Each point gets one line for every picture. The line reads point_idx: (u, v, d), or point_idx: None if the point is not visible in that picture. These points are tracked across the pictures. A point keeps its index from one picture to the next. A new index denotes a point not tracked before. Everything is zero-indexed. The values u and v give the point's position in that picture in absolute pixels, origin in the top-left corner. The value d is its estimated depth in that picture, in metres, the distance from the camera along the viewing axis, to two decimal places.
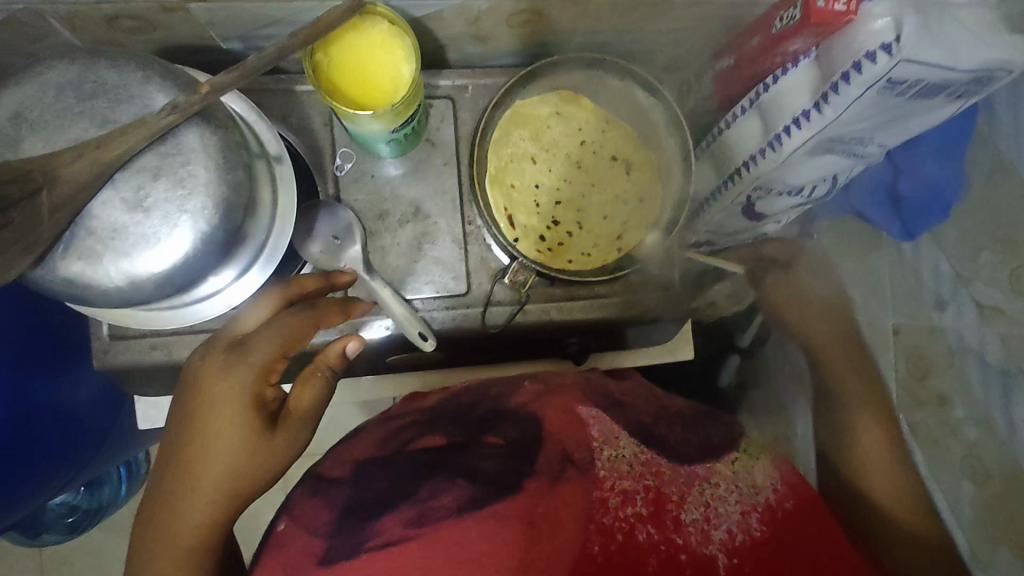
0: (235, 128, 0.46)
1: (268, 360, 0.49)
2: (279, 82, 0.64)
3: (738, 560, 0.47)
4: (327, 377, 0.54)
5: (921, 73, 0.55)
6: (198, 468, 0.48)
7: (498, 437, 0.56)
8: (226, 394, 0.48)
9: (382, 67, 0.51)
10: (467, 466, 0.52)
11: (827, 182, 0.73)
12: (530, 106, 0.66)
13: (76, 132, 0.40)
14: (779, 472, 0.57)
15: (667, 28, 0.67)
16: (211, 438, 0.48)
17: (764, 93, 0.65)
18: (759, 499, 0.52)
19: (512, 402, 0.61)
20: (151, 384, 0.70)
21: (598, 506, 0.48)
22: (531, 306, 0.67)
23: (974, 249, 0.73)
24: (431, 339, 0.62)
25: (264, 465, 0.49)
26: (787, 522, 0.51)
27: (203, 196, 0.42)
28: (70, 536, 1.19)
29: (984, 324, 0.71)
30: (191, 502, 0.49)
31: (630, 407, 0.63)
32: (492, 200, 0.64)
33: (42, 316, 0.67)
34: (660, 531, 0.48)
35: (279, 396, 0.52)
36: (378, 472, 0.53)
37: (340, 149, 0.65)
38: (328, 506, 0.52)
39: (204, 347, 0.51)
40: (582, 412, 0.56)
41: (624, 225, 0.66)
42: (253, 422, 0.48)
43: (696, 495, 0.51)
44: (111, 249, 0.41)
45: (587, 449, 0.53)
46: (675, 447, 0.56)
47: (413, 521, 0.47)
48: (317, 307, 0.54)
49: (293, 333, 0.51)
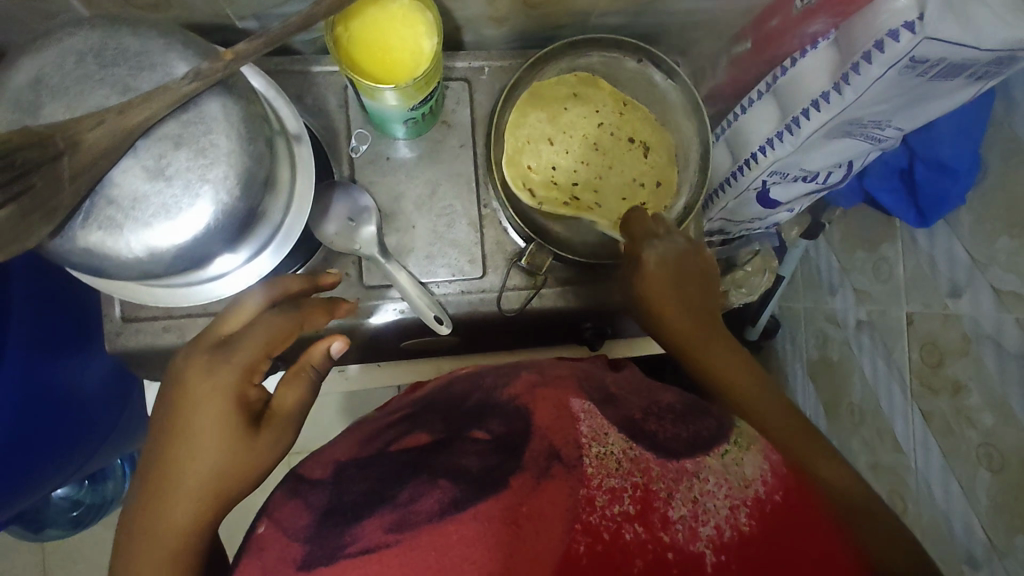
0: (257, 101, 0.46)
1: (253, 360, 0.46)
2: (295, 62, 0.64)
3: (726, 557, 0.40)
4: (312, 379, 0.51)
5: (945, 52, 0.54)
6: (184, 467, 0.45)
7: (482, 433, 0.46)
8: (211, 393, 0.45)
9: (403, 42, 0.51)
10: (448, 468, 0.43)
11: (841, 168, 0.73)
12: (548, 88, 0.65)
13: (97, 98, 0.39)
14: (773, 456, 0.46)
15: (685, 10, 0.67)
16: (200, 435, 0.45)
17: (781, 76, 0.66)
18: (749, 492, 0.43)
19: (500, 394, 0.50)
20: (161, 371, 0.69)
21: (585, 505, 0.41)
22: (548, 291, 0.66)
23: (991, 235, 0.71)
24: (447, 322, 0.61)
25: (249, 467, 0.46)
26: (780, 518, 0.42)
27: (225, 166, 0.42)
28: (73, 530, 1.18)
29: (1001, 309, 0.69)
30: (177, 504, 0.45)
31: (619, 396, 0.51)
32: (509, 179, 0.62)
33: (65, 299, 0.66)
34: (649, 531, 0.40)
35: (261, 396, 0.48)
36: (359, 473, 0.46)
37: (356, 130, 0.65)
38: (305, 508, 0.44)
39: (184, 349, 0.48)
40: (573, 406, 0.46)
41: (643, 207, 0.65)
42: (237, 421, 0.45)
43: (684, 491, 0.42)
44: (131, 219, 0.40)
45: (575, 444, 0.43)
46: (663, 440, 0.45)
47: (395, 526, 0.41)
48: (301, 307, 0.51)
49: (279, 333, 0.48)
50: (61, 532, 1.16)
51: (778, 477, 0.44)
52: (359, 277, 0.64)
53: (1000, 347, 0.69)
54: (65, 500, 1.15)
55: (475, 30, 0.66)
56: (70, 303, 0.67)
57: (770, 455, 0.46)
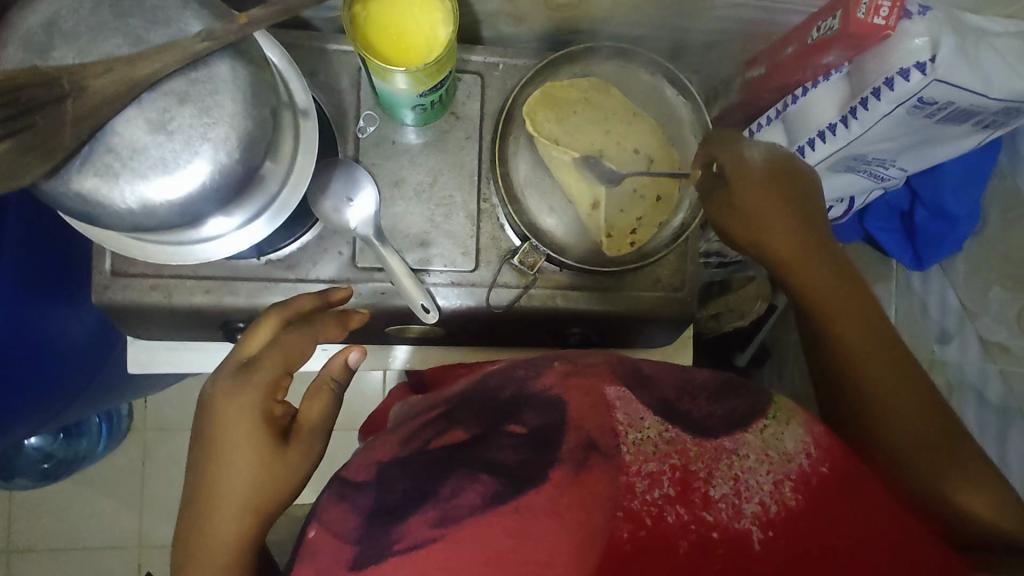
0: (267, 68, 0.46)
1: (273, 378, 0.50)
2: (312, 38, 0.64)
3: (772, 533, 0.41)
4: (331, 393, 0.54)
5: (953, 96, 0.55)
6: (220, 490, 0.48)
7: (518, 425, 0.45)
8: (238, 413, 0.48)
9: (419, 27, 0.51)
10: (486, 462, 0.43)
11: (843, 204, 0.75)
12: (560, 89, 0.65)
13: (109, 47, 0.39)
14: (815, 427, 0.46)
15: (703, 30, 0.68)
16: (233, 458, 0.48)
17: (792, 104, 0.65)
18: (792, 465, 0.43)
19: (535, 384, 0.49)
20: (143, 330, 0.69)
21: (625, 493, 0.41)
22: (537, 291, 0.66)
23: (983, 287, 0.72)
24: (434, 311, 0.62)
25: (285, 479, 0.49)
26: (826, 488, 0.43)
27: (227, 127, 0.42)
28: (42, 484, 1.19)
29: (988, 360, 0.71)
30: (220, 524, 0.48)
31: (653, 376, 0.50)
32: (513, 176, 0.64)
33: (57, 247, 0.67)
34: (690, 512, 0.41)
35: (288, 412, 0.52)
36: (400, 472, 0.45)
37: (365, 112, 0.65)
38: (353, 509, 0.45)
39: (213, 375, 0.51)
40: (608, 393, 0.45)
41: (640, 220, 0.65)
42: (266, 439, 0.49)
43: (724, 469, 0.42)
44: (129, 169, 0.40)
45: (612, 433, 0.43)
46: (699, 418, 0.45)
47: (439, 521, 0.41)
48: (315, 324, 0.54)
49: (295, 351, 0.52)
50: (27, 484, 1.18)
51: (823, 448, 0.44)
52: (353, 258, 0.64)
53: (983, 397, 0.72)
54: (36, 453, 1.17)
55: (493, 26, 0.67)
56: (53, 250, 0.66)
57: (813, 426, 0.46)
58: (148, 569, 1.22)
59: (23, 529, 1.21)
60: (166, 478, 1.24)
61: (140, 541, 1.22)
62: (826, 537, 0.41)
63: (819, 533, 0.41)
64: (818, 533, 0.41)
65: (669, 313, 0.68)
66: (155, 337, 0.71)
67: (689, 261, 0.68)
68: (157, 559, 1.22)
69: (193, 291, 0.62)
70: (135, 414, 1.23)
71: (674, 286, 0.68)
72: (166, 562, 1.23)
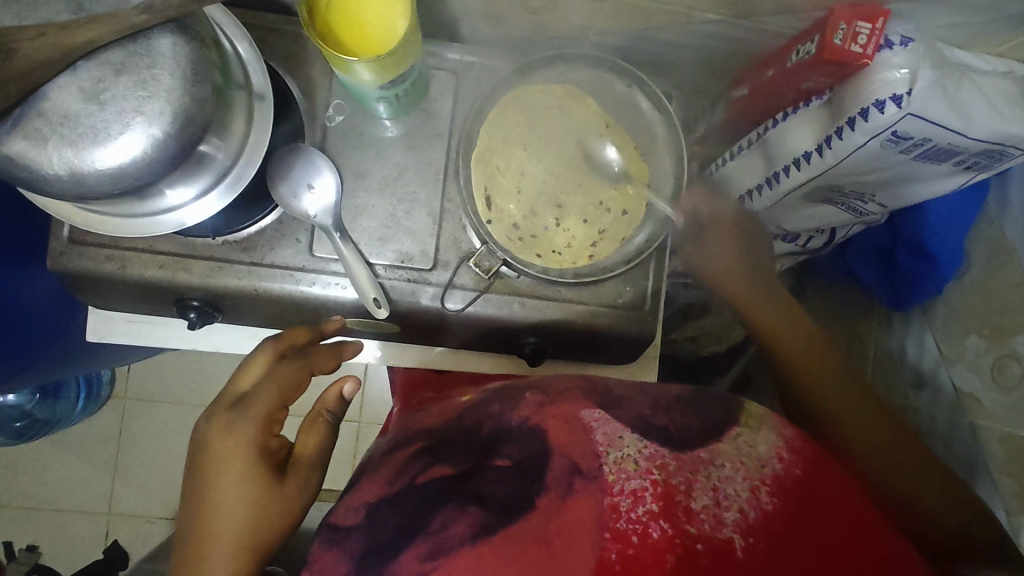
0: (213, 47, 0.46)
1: (269, 410, 0.52)
2: (289, 24, 0.64)
3: (753, 539, 0.40)
4: (329, 422, 0.57)
5: (929, 132, 0.53)
6: (218, 524, 0.49)
7: (503, 458, 0.46)
8: (234, 448, 0.49)
9: (380, 19, 0.51)
10: (475, 494, 0.44)
11: (822, 234, 0.73)
12: (534, 94, 0.65)
13: (48, 13, 0.39)
14: (786, 432, 0.47)
15: (687, 46, 0.66)
16: (228, 491, 0.49)
17: (771, 129, 0.63)
18: (766, 471, 0.43)
19: (511, 417, 0.50)
20: (102, 300, 0.69)
21: (609, 513, 0.41)
22: (494, 296, 0.65)
23: (962, 332, 0.69)
24: (385, 307, 0.63)
25: (280, 512, 0.51)
26: (799, 491, 0.43)
27: (162, 101, 0.42)
28: (14, 443, 1.21)
29: (960, 411, 0.68)
30: (214, 560, 0.48)
31: (626, 397, 0.51)
32: (473, 177, 0.63)
33: (31, 221, 0.69)
34: (674, 526, 0.40)
35: (284, 445, 0.53)
36: (389, 509, 0.47)
37: (335, 101, 0.65)
38: (341, 555, 0.47)
39: (206, 414, 0.53)
40: (584, 416, 0.46)
41: (602, 233, 0.65)
42: (263, 470, 0.50)
43: (702, 480, 0.42)
44: (59, 136, 0.40)
45: (594, 455, 0.44)
46: (676, 431, 0.46)
47: (430, 554, 0.42)
48: (311, 354, 0.57)
49: (290, 383, 0.54)
50: (5, 441, 1.19)
51: (794, 451, 0.45)
52: (310, 246, 0.64)
53: (951, 451, 0.69)
54: (14, 410, 1.18)
55: (473, 24, 0.66)
56: (9, 204, 0.67)
57: (785, 430, 0.47)
58: (114, 537, 1.23)
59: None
60: (140, 449, 1.25)
61: (110, 509, 1.23)
62: (807, 542, 0.41)
63: (800, 538, 0.41)
64: (798, 540, 0.41)
65: (626, 329, 0.67)
66: (115, 308, 0.71)
67: (652, 278, 0.66)
68: (123, 528, 1.23)
69: (148, 265, 0.62)
70: (117, 381, 1.25)
71: (637, 304, 0.66)
72: (131, 531, 1.24)
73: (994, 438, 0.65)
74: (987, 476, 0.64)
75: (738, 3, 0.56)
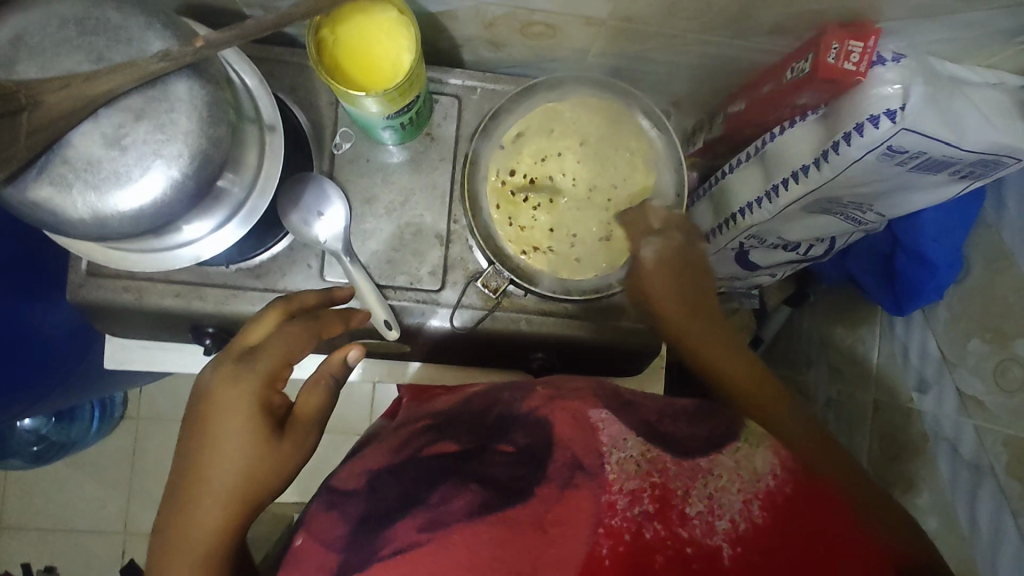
0: (227, 87, 0.48)
1: (274, 369, 0.50)
2: (294, 55, 0.66)
3: (742, 549, 0.41)
4: (330, 387, 0.53)
5: (924, 145, 0.54)
6: (211, 473, 0.48)
7: (508, 444, 0.46)
8: (236, 404, 0.48)
9: (384, 52, 0.53)
10: (478, 475, 0.44)
11: (823, 243, 0.74)
12: (626, 129, 0.65)
13: (70, 64, 0.41)
14: (781, 451, 0.47)
15: (682, 66, 0.67)
16: (222, 445, 0.48)
17: (769, 142, 0.65)
18: (761, 485, 0.44)
19: (521, 407, 0.50)
20: (119, 328, 0.70)
21: (607, 510, 0.41)
22: (502, 314, 0.66)
23: (964, 335, 0.70)
24: (396, 328, 0.64)
25: (270, 471, 0.49)
26: (791, 506, 0.43)
27: (181, 144, 0.44)
28: (33, 465, 1.22)
29: (962, 414, 0.69)
30: (205, 508, 0.47)
31: (635, 402, 0.51)
32: (529, 116, 0.64)
33: (52, 257, 0.71)
34: (667, 527, 0.41)
35: (285, 403, 0.51)
36: (391, 479, 0.46)
37: (341, 129, 0.66)
38: (341, 517, 0.46)
39: (213, 362, 0.51)
40: (592, 416, 0.46)
41: (551, 249, 0.63)
42: (257, 428, 0.48)
43: (700, 487, 0.42)
44: (82, 180, 0.42)
45: (597, 453, 0.43)
46: (680, 440, 0.46)
47: (426, 527, 0.42)
48: (318, 317, 0.54)
49: (296, 342, 0.51)
50: (20, 466, 1.20)
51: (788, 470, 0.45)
52: (321, 273, 0.65)
53: (956, 451, 0.69)
54: (31, 434, 1.19)
55: (474, 50, 0.68)
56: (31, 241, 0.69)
57: (781, 451, 0.47)
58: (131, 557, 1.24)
59: (12, 508, 1.24)
60: (154, 468, 1.26)
61: (126, 528, 1.25)
62: (792, 554, 0.41)
63: (787, 548, 0.41)
64: (784, 551, 0.41)
65: (631, 342, 0.68)
66: (131, 335, 0.72)
67: None
68: (140, 547, 1.25)
69: (163, 295, 0.64)
70: (129, 403, 1.26)
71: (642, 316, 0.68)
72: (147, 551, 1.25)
73: (999, 441, 0.65)
74: (994, 478, 0.65)
75: (730, 25, 0.57)
